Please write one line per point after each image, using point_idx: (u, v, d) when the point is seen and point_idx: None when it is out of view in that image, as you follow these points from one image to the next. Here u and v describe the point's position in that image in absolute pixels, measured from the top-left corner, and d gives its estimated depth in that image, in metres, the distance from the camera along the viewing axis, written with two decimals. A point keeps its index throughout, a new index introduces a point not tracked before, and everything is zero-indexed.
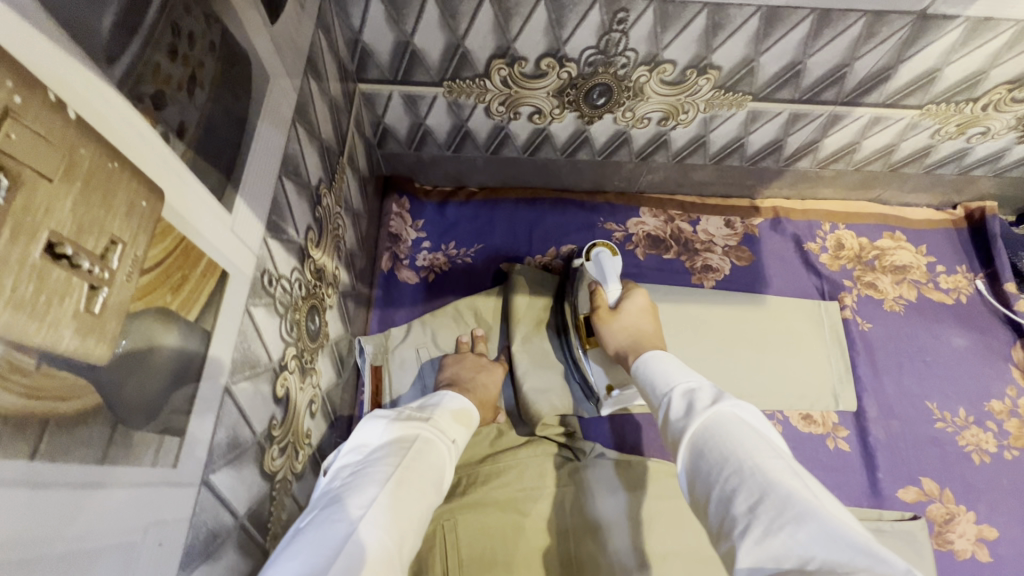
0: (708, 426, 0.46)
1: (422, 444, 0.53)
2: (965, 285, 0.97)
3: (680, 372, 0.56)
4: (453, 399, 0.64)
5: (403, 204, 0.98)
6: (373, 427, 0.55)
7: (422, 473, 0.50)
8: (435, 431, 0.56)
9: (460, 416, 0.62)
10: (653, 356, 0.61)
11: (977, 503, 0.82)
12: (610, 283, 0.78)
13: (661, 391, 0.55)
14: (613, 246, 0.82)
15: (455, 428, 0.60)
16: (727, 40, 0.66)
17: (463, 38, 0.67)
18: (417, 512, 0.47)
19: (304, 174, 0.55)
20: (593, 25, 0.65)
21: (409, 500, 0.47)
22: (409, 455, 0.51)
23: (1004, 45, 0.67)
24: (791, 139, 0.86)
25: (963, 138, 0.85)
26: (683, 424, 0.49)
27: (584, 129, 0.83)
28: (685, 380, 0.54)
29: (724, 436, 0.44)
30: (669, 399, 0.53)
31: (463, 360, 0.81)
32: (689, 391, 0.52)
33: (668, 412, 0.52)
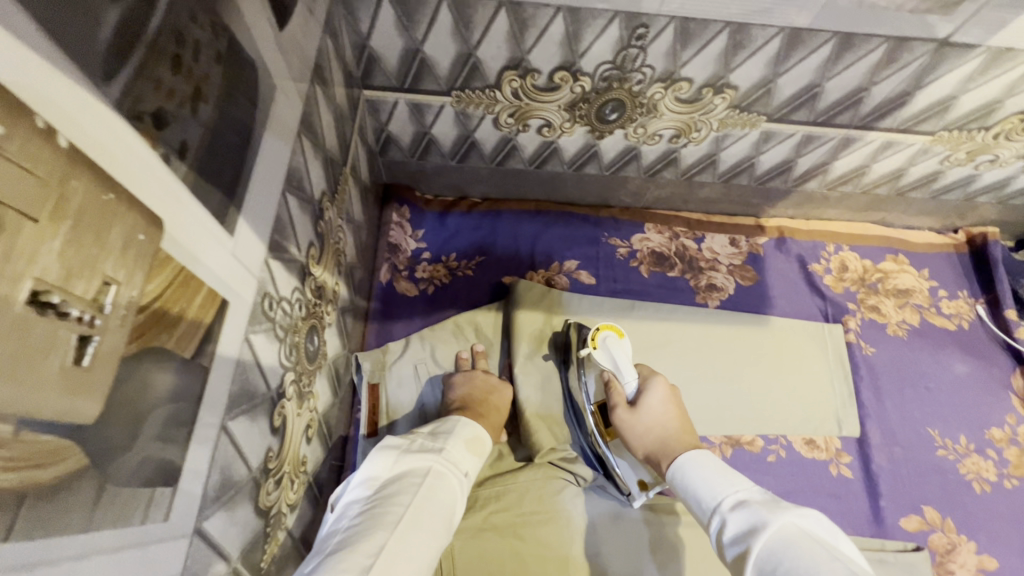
0: (774, 544, 0.44)
1: (435, 480, 0.53)
2: (967, 310, 0.97)
3: (726, 478, 0.55)
4: (466, 425, 0.63)
5: (403, 212, 0.95)
6: (383, 458, 0.55)
7: (434, 513, 0.50)
8: (447, 464, 0.56)
9: (472, 443, 0.62)
10: (686, 458, 0.60)
11: (977, 532, 0.82)
12: (625, 373, 0.73)
13: (709, 505, 0.53)
14: (619, 329, 0.77)
15: (468, 459, 0.59)
16: (747, 59, 0.65)
17: (475, 48, 0.64)
18: (425, 554, 0.47)
19: (308, 187, 0.52)
20: (611, 40, 0.63)
21: (420, 543, 0.47)
22: (420, 494, 0.51)
23: (1021, 76, 0.66)
24: (802, 161, 0.85)
25: (971, 164, 0.84)
26: (745, 545, 0.46)
27: (594, 144, 0.81)
28: (733, 491, 0.52)
29: (794, 556, 0.42)
30: (722, 517, 0.51)
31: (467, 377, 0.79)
32: (741, 503, 0.51)
33: (724, 529, 0.50)
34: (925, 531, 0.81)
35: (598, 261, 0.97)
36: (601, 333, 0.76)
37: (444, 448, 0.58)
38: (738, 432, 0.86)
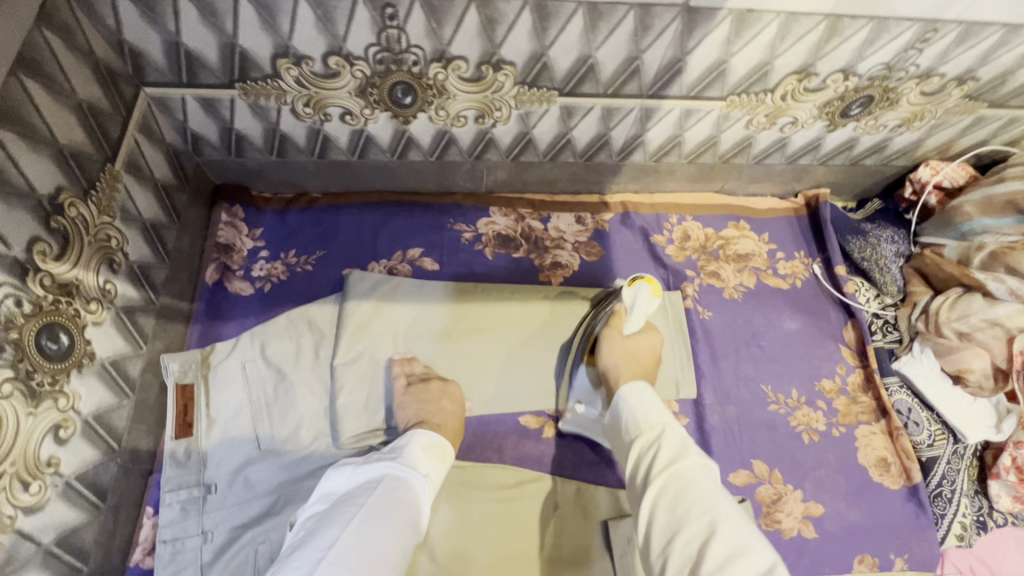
0: (677, 482, 0.58)
1: (390, 481, 0.66)
2: (802, 270, 1.00)
3: (648, 412, 0.66)
4: (424, 434, 0.74)
5: (236, 213, 0.93)
6: (338, 475, 0.68)
7: (388, 514, 0.62)
8: (402, 467, 0.68)
9: (433, 449, 0.73)
10: (632, 387, 0.70)
11: (805, 480, 0.84)
12: (635, 316, 0.84)
13: (631, 434, 0.66)
14: (655, 287, 0.85)
15: (429, 465, 0.71)
16: (508, 34, 0.66)
17: (235, 37, 0.64)
18: (382, 546, 0.60)
19: (19, 183, 0.51)
20: (365, 22, 0.63)
21: (373, 540, 0.60)
22: (373, 495, 0.64)
23: (776, 36, 0.69)
24: (615, 134, 0.86)
25: (776, 127, 0.88)
26: (672, 462, 0.60)
27: (404, 129, 0.82)
28: (669, 424, 0.64)
29: (713, 487, 0.58)
30: (654, 437, 0.63)
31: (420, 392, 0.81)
32: (676, 435, 0.63)
33: (653, 453, 0.62)
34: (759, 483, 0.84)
35: (442, 248, 0.98)
36: (639, 282, 0.85)
37: (407, 458, 0.70)
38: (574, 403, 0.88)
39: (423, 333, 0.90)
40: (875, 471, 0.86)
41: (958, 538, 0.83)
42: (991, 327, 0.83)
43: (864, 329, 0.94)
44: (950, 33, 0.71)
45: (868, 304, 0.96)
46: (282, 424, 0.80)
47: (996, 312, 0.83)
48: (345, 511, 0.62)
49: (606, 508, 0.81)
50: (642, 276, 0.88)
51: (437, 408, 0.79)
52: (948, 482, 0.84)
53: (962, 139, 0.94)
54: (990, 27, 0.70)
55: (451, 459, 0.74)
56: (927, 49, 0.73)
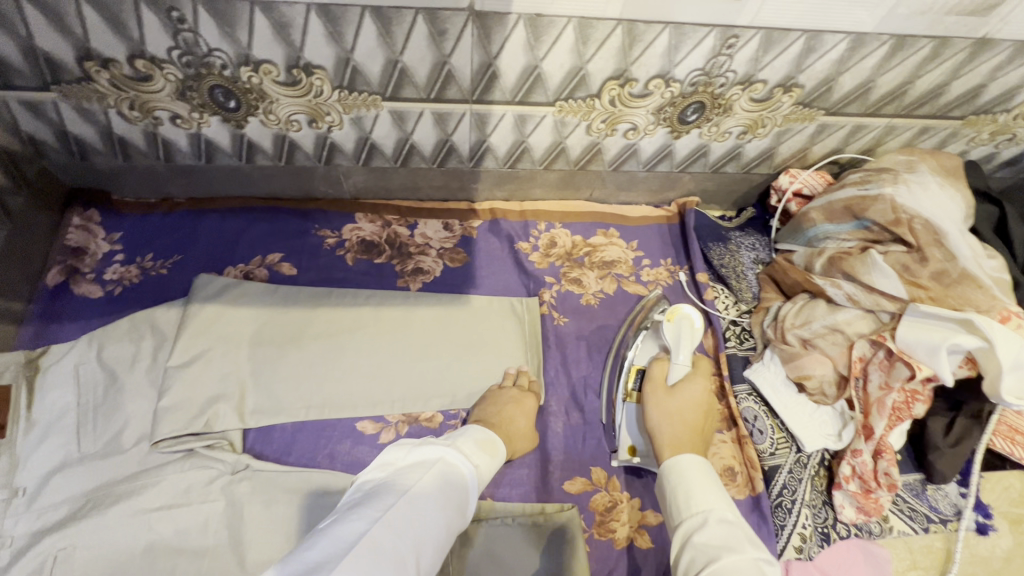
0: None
1: (445, 465, 0.62)
2: (667, 277, 1.00)
3: (716, 490, 0.58)
4: (479, 428, 0.72)
5: (91, 216, 0.94)
6: (401, 448, 0.62)
7: (446, 491, 0.59)
8: (458, 455, 0.64)
9: (484, 444, 0.70)
10: (691, 460, 0.62)
11: (643, 488, 0.82)
12: (682, 359, 0.74)
13: (695, 508, 0.57)
14: (698, 316, 0.77)
15: (484, 461, 0.68)
16: (305, 38, 0.68)
17: (31, 40, 0.66)
18: (433, 525, 0.56)
19: None
20: (157, 26, 0.65)
21: (427, 515, 0.56)
22: (430, 472, 0.60)
23: (577, 41, 0.70)
24: (457, 139, 0.87)
25: (619, 134, 0.88)
26: (714, 555, 0.52)
27: (241, 133, 0.83)
28: (720, 505, 0.56)
29: None
30: (700, 523, 0.55)
31: (492, 399, 0.82)
32: (728, 522, 0.55)
33: (700, 531, 0.54)
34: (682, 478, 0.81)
35: (303, 253, 0.98)
36: (680, 313, 0.76)
37: (467, 449, 0.67)
38: (416, 409, 0.86)
39: (269, 338, 0.88)
40: None
41: (798, 551, 0.78)
42: (831, 333, 0.82)
43: (718, 337, 0.92)
44: (752, 39, 0.72)
45: (727, 312, 0.95)
46: (102, 425, 0.79)
47: (836, 318, 0.82)
48: (407, 478, 0.58)
49: None
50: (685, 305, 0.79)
51: (500, 409, 0.80)
52: (789, 492, 0.82)
53: (815, 147, 0.94)
54: (790, 34, 0.71)
55: (499, 458, 0.71)
56: (736, 55, 0.74)
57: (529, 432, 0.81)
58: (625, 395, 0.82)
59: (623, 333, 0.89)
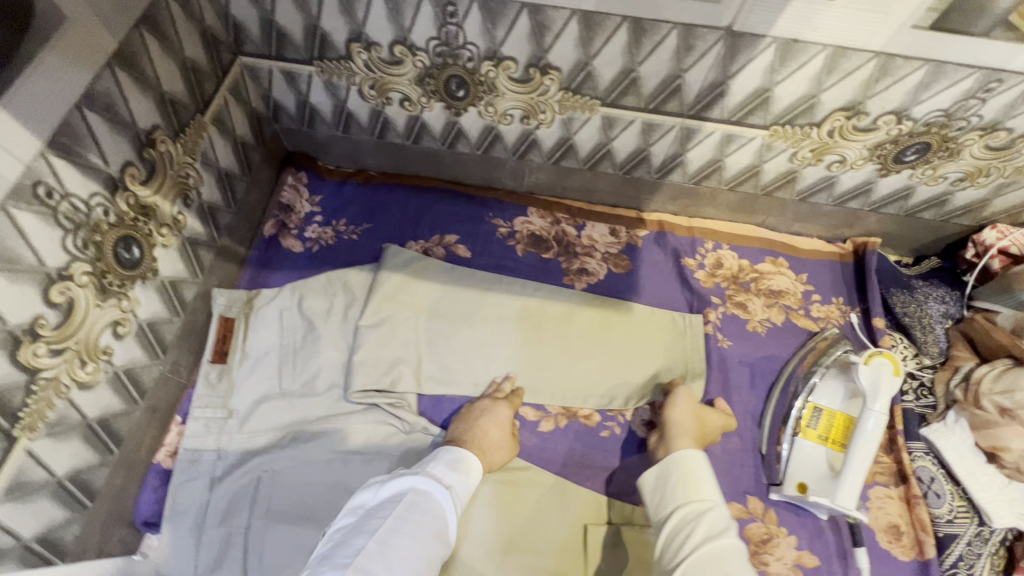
0: (727, 549, 0.63)
1: (414, 495, 0.67)
2: (837, 316, 0.96)
3: (705, 480, 0.71)
4: (450, 449, 0.75)
5: (301, 177, 1.04)
6: (366, 491, 0.68)
7: (424, 527, 0.64)
8: (428, 480, 0.69)
9: (458, 463, 0.74)
10: (692, 451, 0.74)
11: (802, 527, 0.80)
12: (879, 404, 0.72)
13: (694, 496, 0.70)
14: (896, 364, 0.73)
15: (456, 476, 0.72)
16: (556, 41, 0.71)
17: (317, 19, 0.74)
18: (411, 556, 0.61)
19: (125, 114, 0.61)
20: (429, 17, 0.71)
21: (398, 552, 0.61)
22: (396, 509, 0.65)
23: (822, 69, 0.69)
24: (654, 150, 0.89)
25: (823, 165, 0.86)
26: (715, 538, 0.65)
27: (455, 121, 0.89)
28: (716, 495, 0.70)
29: (749, 566, 0.63)
30: (705, 509, 0.68)
31: (469, 411, 0.84)
32: (726, 511, 0.68)
33: (705, 518, 0.67)
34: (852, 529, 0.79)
35: (477, 238, 1.03)
36: (877, 358, 0.74)
37: (440, 471, 0.71)
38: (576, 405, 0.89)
39: (444, 313, 0.94)
40: (882, 536, 0.80)
41: None
42: None
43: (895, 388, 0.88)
44: (1017, 85, 0.68)
45: (905, 363, 0.90)
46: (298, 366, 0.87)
47: None
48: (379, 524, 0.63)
49: (589, 511, 0.82)
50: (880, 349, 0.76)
51: (471, 426, 0.81)
52: (965, 565, 0.77)
53: None
54: None
55: (478, 471, 0.75)
56: (991, 100, 0.70)
57: (506, 442, 0.81)
58: (794, 431, 0.82)
59: (793, 367, 0.89)
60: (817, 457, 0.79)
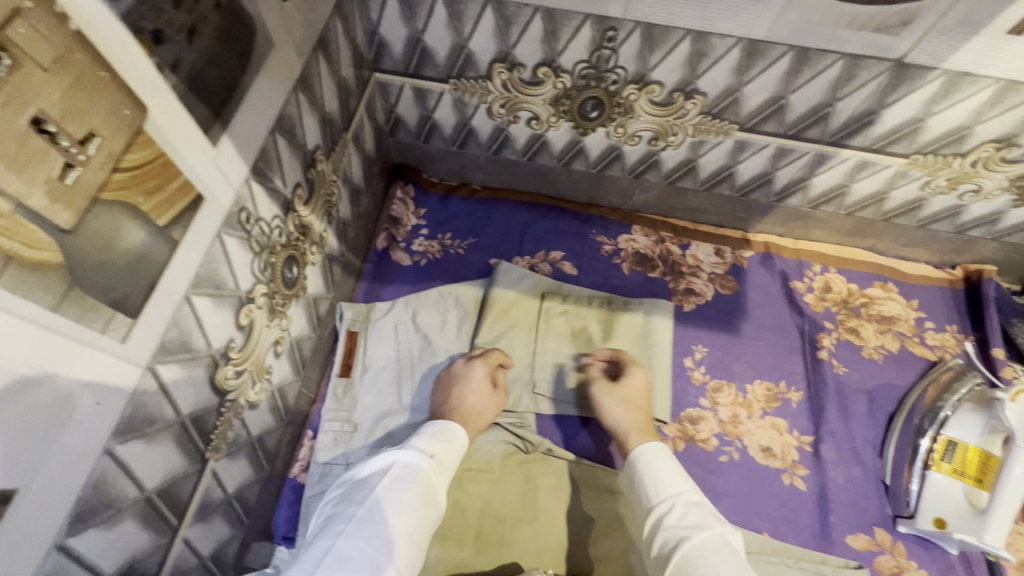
0: (701, 546, 0.60)
1: (401, 467, 0.65)
2: (953, 345, 0.95)
3: (672, 473, 0.69)
4: (438, 423, 0.74)
5: (408, 191, 1.04)
6: (360, 465, 0.67)
7: (419, 498, 0.63)
8: (420, 454, 0.67)
9: (440, 435, 0.72)
10: (648, 446, 0.73)
11: (932, 561, 0.79)
12: None
13: (660, 493, 0.67)
14: None
15: (443, 446, 0.70)
16: (711, 67, 0.71)
17: (467, 40, 0.74)
18: (405, 523, 0.60)
19: (299, 136, 0.62)
20: (584, 41, 0.71)
21: (396, 521, 0.59)
22: (387, 481, 0.63)
23: (986, 102, 0.68)
24: (779, 174, 0.88)
25: (955, 193, 0.85)
26: (683, 534, 0.62)
27: (579, 140, 0.89)
28: (685, 490, 0.67)
29: (734, 561, 0.59)
30: (670, 508, 0.65)
31: (614, 385, 0.84)
32: (691, 503, 0.65)
33: (670, 514, 0.64)
34: (987, 565, 0.79)
35: (583, 255, 1.02)
36: None
37: (427, 441, 0.70)
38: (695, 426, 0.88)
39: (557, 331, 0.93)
40: None
41: None
42: None
43: None
44: None
45: None
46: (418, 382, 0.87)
47: None
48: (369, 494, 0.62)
49: None
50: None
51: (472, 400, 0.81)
52: None
53: None
54: None
55: (460, 440, 0.73)
56: None
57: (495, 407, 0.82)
58: (925, 465, 0.82)
59: (915, 397, 0.88)
60: (953, 491, 0.79)
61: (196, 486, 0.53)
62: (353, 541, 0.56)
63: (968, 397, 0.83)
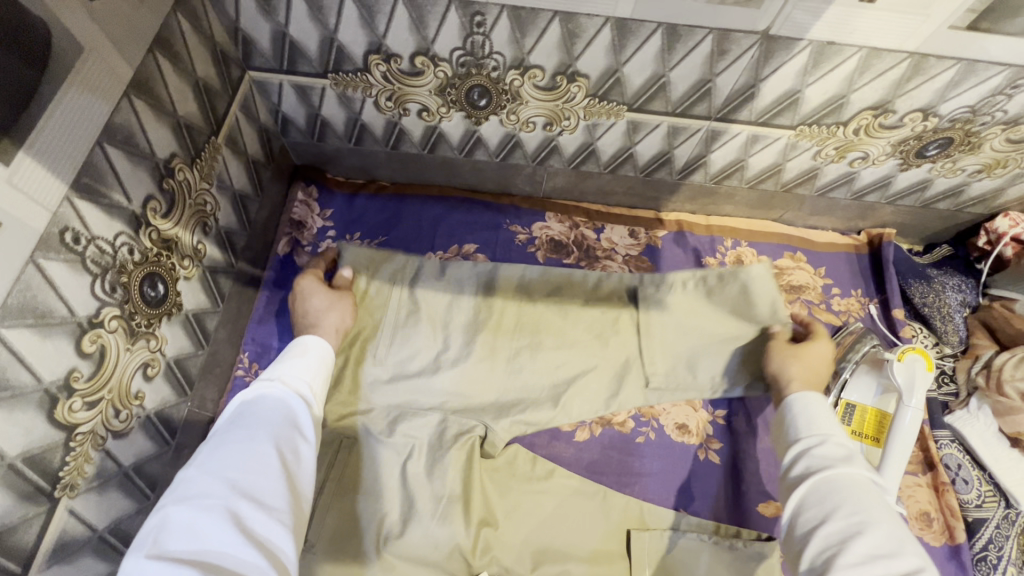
0: (840, 482, 0.59)
1: (247, 406, 0.62)
2: (857, 309, 0.97)
3: (823, 414, 0.66)
4: (293, 342, 0.72)
5: (311, 192, 1.00)
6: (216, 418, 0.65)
7: (264, 423, 0.61)
8: (261, 385, 0.65)
9: (290, 353, 0.70)
10: (801, 397, 0.69)
11: None
12: (917, 400, 0.74)
13: (808, 429, 0.66)
14: (928, 361, 0.75)
15: (292, 364, 0.68)
16: (586, 48, 0.69)
17: (335, 32, 0.70)
18: (250, 454, 0.57)
19: (144, 145, 0.58)
20: (455, 27, 0.68)
21: (235, 457, 0.56)
22: (228, 424, 0.61)
23: (855, 70, 0.69)
24: (678, 152, 0.88)
25: (845, 161, 0.87)
26: (830, 467, 0.61)
27: (474, 130, 0.86)
28: (838, 431, 0.64)
29: (865, 498, 0.57)
30: (820, 441, 0.64)
31: (794, 345, 0.78)
32: (843, 445, 0.63)
33: (814, 448, 0.63)
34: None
35: (497, 246, 1.00)
36: (911, 355, 0.76)
37: (279, 365, 0.68)
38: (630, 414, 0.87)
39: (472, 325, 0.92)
40: (915, 523, 0.82)
41: None
42: None
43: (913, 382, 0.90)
44: None
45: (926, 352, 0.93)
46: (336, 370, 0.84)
47: None
48: (214, 440, 0.60)
49: (631, 517, 0.80)
50: (909, 346, 0.78)
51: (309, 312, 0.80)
52: (994, 548, 0.80)
53: None
54: None
55: (315, 347, 0.71)
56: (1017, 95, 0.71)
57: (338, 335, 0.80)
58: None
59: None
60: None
61: (45, 528, 0.50)
62: (182, 489, 0.54)
63: (864, 359, 0.83)
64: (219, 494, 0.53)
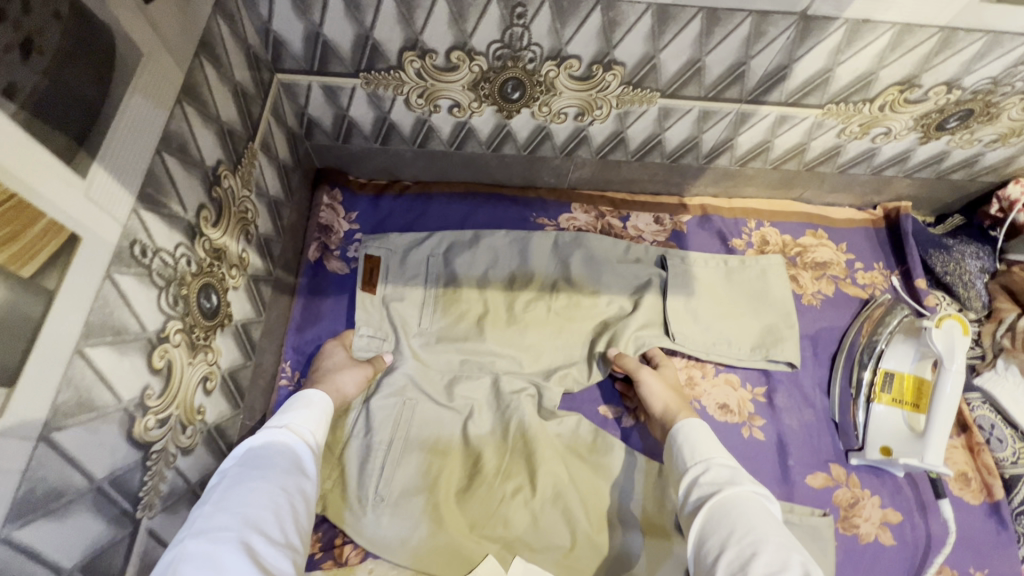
0: (735, 503, 0.58)
1: (257, 450, 0.58)
2: (882, 281, 1.00)
3: (710, 441, 0.68)
4: (299, 397, 0.68)
5: (335, 196, 0.98)
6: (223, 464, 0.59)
7: (273, 466, 0.57)
8: (273, 432, 0.61)
9: (301, 404, 0.67)
10: (685, 422, 0.72)
11: (881, 486, 0.85)
12: (958, 364, 0.76)
13: (698, 455, 0.66)
14: (964, 324, 0.78)
15: (299, 414, 0.65)
16: (626, 35, 0.69)
17: (371, 30, 0.69)
18: (260, 498, 0.53)
19: (196, 154, 0.56)
20: (494, 19, 0.67)
21: (248, 497, 0.52)
22: (239, 466, 0.56)
23: (887, 46, 0.70)
24: (706, 137, 0.89)
25: (868, 137, 0.88)
26: (720, 487, 0.61)
27: (504, 124, 0.86)
28: (720, 454, 0.66)
29: (765, 517, 0.57)
30: (704, 468, 0.65)
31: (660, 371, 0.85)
32: (726, 467, 0.64)
33: (704, 475, 0.64)
34: (931, 484, 0.84)
35: None
36: (946, 320, 0.78)
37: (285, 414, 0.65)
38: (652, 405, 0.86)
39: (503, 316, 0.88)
40: (955, 484, 0.85)
41: None
42: None
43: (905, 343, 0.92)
44: None
45: None
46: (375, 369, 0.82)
47: None
48: (221, 484, 0.55)
49: None
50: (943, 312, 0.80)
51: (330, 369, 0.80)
52: None
53: None
54: None
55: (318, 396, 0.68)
56: None
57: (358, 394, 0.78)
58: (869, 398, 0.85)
59: (854, 335, 0.92)
60: (895, 419, 0.84)
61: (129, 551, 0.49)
62: (196, 527, 0.49)
63: (899, 328, 0.87)
64: (233, 528, 0.49)
